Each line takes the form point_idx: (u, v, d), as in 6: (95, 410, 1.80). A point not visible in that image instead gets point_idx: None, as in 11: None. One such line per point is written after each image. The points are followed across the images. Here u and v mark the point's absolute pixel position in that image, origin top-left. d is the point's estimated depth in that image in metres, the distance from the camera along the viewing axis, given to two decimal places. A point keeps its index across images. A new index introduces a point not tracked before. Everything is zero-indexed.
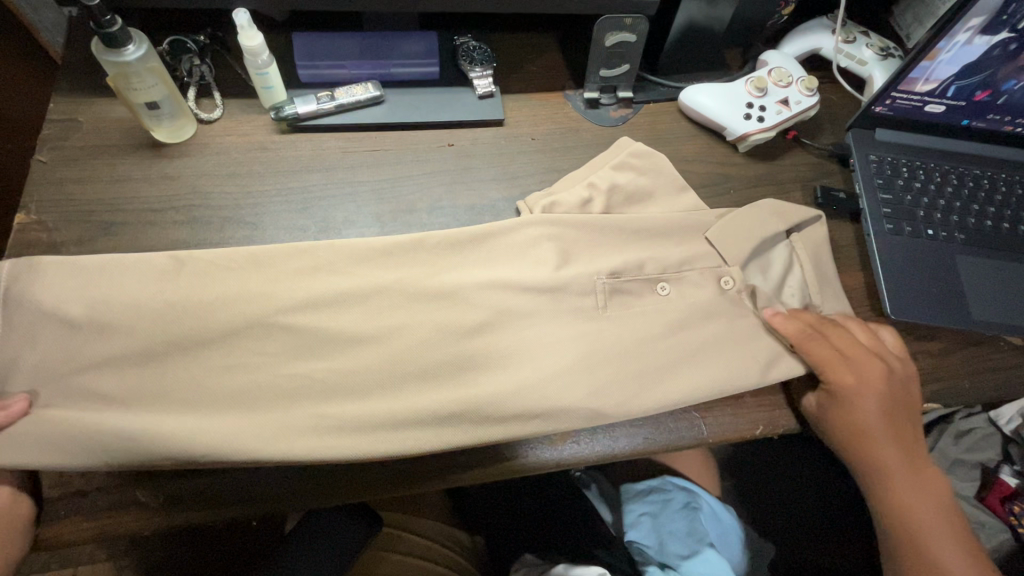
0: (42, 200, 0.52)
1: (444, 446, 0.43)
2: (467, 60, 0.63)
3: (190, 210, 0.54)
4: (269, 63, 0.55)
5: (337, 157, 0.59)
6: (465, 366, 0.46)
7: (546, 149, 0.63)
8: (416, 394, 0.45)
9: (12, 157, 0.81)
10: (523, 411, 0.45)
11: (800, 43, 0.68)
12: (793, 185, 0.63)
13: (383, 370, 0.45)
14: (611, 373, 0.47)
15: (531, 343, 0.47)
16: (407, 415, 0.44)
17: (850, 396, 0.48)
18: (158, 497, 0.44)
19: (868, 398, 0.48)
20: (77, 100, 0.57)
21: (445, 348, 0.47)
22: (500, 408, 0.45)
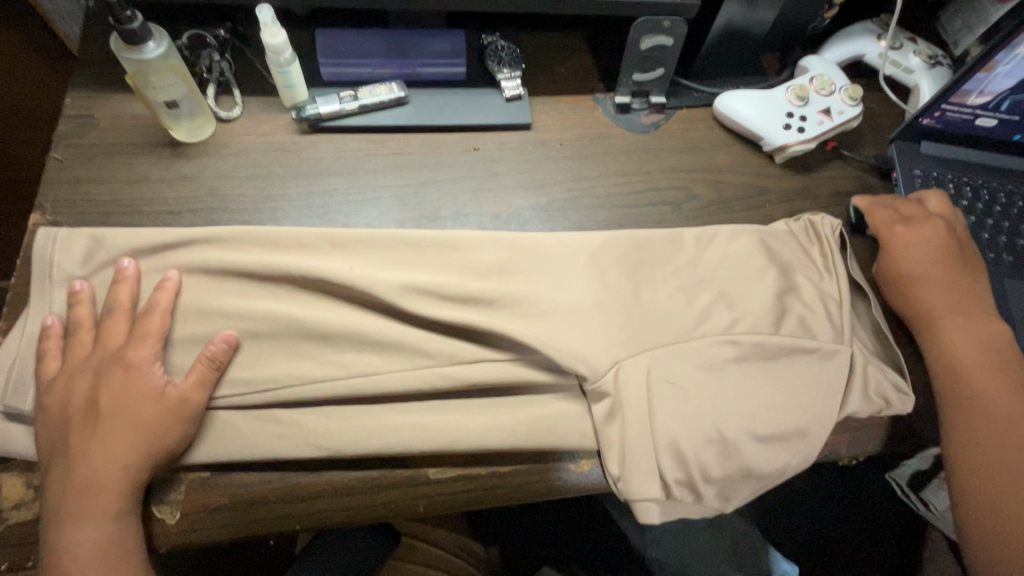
0: (57, 200, 0.50)
1: (500, 447, 0.45)
2: (494, 61, 0.61)
3: (208, 214, 0.52)
4: (292, 61, 0.53)
5: (359, 160, 0.57)
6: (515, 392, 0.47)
7: (575, 156, 0.60)
8: (477, 407, 0.46)
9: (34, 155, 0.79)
10: (573, 421, 0.47)
11: (843, 48, 0.65)
12: (832, 199, 0.60)
13: (425, 400, 0.46)
14: (667, 410, 0.46)
15: (563, 352, 0.46)
16: (477, 428, 0.45)
17: (940, 335, 0.49)
18: (175, 514, 0.42)
19: (971, 374, 0.47)
20: (93, 95, 0.55)
21: (485, 364, 0.46)
22: (557, 426, 0.46)
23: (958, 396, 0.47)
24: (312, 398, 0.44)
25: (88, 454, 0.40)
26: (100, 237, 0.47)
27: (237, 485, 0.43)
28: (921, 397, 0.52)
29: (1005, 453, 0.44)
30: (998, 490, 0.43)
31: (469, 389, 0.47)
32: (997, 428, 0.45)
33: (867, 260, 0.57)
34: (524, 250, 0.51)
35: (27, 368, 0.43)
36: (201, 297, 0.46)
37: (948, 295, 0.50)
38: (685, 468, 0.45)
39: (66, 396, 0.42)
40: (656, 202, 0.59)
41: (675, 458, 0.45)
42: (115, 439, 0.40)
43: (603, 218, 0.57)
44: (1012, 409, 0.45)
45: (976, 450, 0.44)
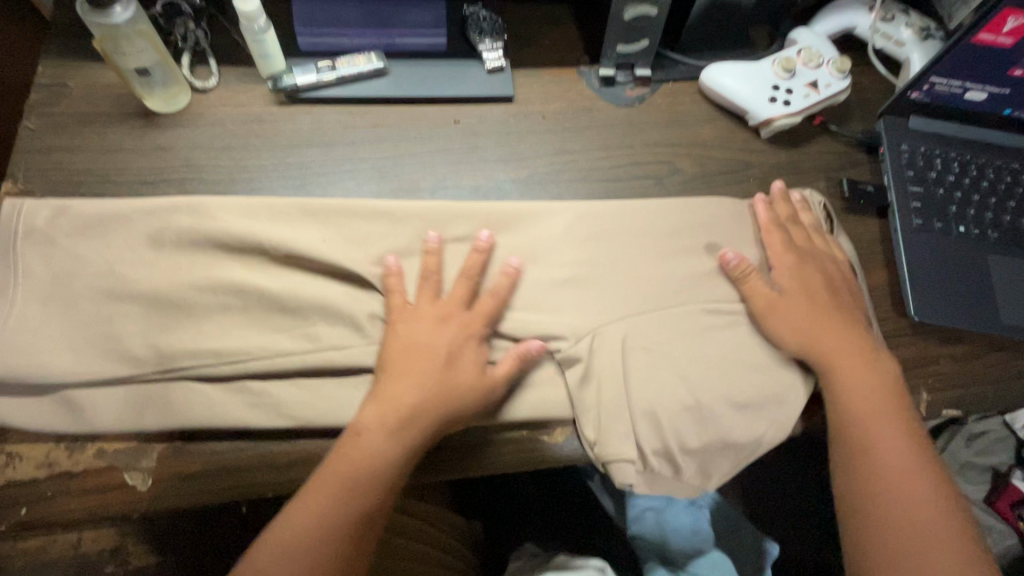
0: (29, 169, 0.50)
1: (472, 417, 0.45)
2: (476, 32, 0.59)
3: (183, 184, 0.51)
4: (267, 29, 0.52)
5: (337, 132, 0.56)
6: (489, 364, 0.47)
7: (556, 128, 0.59)
8: None
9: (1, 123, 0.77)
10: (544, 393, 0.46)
11: (834, 21, 0.64)
12: (817, 174, 0.60)
13: None
14: (642, 379, 0.46)
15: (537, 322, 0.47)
16: None
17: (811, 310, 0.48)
18: (146, 480, 0.42)
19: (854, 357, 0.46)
20: (67, 63, 0.54)
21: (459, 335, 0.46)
22: (530, 398, 0.46)
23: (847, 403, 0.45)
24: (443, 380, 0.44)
25: (340, 452, 0.41)
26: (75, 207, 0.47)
27: (210, 452, 0.43)
28: (899, 373, 0.51)
29: (894, 441, 0.44)
30: (898, 501, 0.42)
31: None
32: (885, 424, 0.44)
33: (851, 235, 0.57)
34: (503, 224, 0.51)
35: None
36: (174, 266, 0.46)
37: (812, 276, 0.49)
38: (662, 437, 0.45)
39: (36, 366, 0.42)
40: (638, 176, 0.58)
41: (652, 426, 0.45)
42: (387, 436, 0.42)
43: (584, 192, 0.57)
44: (870, 403, 0.45)
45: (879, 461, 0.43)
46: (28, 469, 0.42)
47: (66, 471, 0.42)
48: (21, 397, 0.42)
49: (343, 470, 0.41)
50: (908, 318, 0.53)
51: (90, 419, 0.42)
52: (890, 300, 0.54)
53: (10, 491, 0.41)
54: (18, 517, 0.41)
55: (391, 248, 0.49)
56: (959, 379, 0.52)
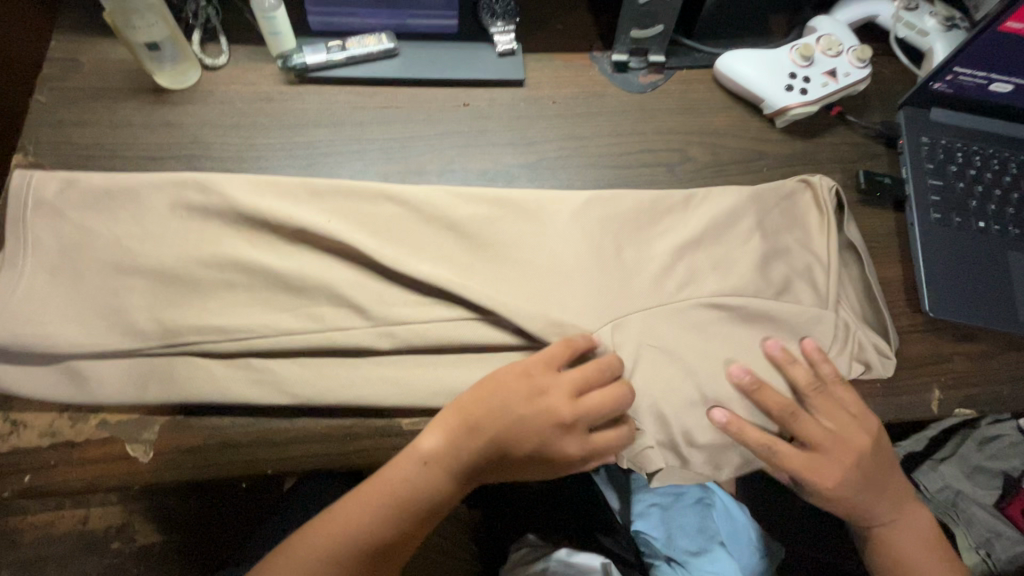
0: (40, 142, 0.50)
1: None
2: (488, 14, 0.59)
3: (191, 161, 0.52)
4: (277, 6, 0.52)
5: (346, 113, 0.56)
6: (490, 348, 0.47)
7: (567, 114, 0.59)
8: (452, 362, 0.46)
9: None
10: None
11: (855, 9, 0.62)
12: (833, 166, 0.58)
13: (398, 355, 0.46)
14: (644, 370, 0.46)
15: (541, 308, 0.46)
16: (452, 382, 0.45)
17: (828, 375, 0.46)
18: (148, 452, 0.42)
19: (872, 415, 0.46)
20: (79, 38, 0.54)
21: (461, 318, 0.46)
22: None
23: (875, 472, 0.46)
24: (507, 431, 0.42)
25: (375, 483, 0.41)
26: (86, 180, 0.47)
27: (212, 426, 0.43)
28: (912, 370, 0.50)
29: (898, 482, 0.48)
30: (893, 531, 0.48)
31: (410, 349, 0.45)
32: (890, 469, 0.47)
33: (866, 228, 0.55)
34: (510, 209, 0.50)
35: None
36: (181, 242, 0.46)
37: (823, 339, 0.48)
38: (667, 430, 0.45)
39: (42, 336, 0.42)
40: (649, 164, 0.57)
41: (655, 421, 0.45)
42: (434, 469, 0.41)
43: (593, 178, 0.56)
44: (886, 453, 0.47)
45: (880, 516, 0.48)
46: (31, 437, 0.42)
47: (69, 441, 0.42)
48: (26, 365, 0.43)
49: (383, 492, 0.41)
50: (923, 314, 0.52)
51: (94, 389, 0.42)
52: (904, 295, 0.53)
53: (14, 459, 0.41)
54: (20, 484, 0.41)
55: (396, 228, 0.49)
56: (974, 377, 0.50)
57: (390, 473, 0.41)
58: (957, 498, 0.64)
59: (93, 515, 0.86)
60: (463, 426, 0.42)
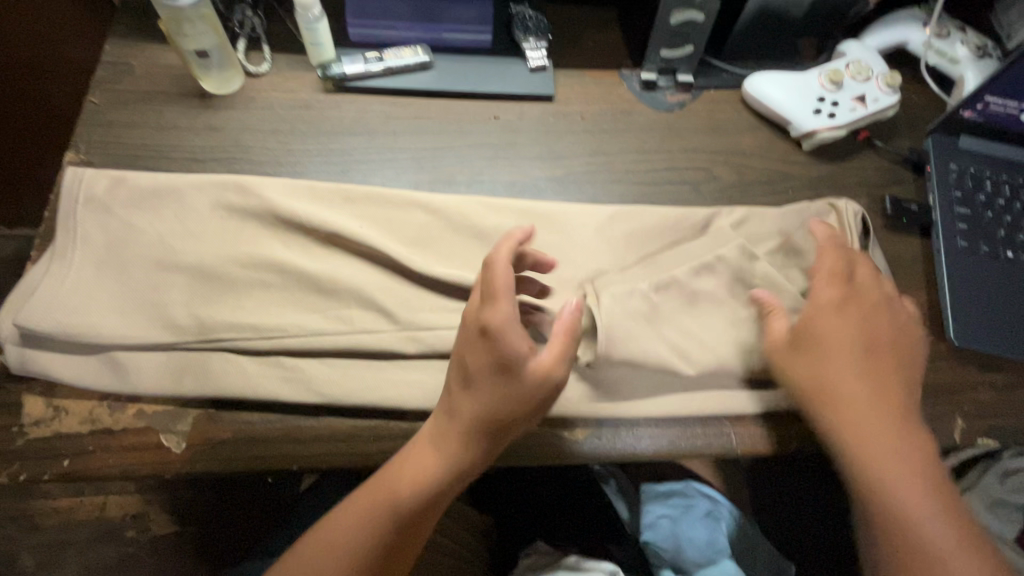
0: (91, 141, 0.52)
1: None
2: (521, 30, 0.60)
3: (231, 163, 0.54)
4: (320, 18, 0.54)
5: (380, 122, 0.57)
6: None
7: (595, 130, 0.60)
8: None
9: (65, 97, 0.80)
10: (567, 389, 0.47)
11: (885, 35, 0.63)
12: (859, 190, 0.58)
13: (423, 359, 0.47)
14: (656, 385, 0.48)
15: None
16: None
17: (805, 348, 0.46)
18: (181, 443, 0.44)
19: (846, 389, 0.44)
20: (132, 43, 0.57)
21: None
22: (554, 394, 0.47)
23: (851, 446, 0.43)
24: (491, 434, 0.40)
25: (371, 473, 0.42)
26: (138, 180, 0.49)
27: (244, 420, 0.45)
28: (935, 396, 0.50)
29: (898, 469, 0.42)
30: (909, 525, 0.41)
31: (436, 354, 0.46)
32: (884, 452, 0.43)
33: (892, 253, 0.55)
34: (537, 222, 0.52)
35: (45, 297, 0.44)
36: (220, 240, 0.48)
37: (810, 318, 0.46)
38: (668, 436, 0.48)
39: (87, 327, 0.44)
40: (674, 182, 0.58)
41: (658, 428, 0.48)
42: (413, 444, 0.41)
43: (618, 194, 0.57)
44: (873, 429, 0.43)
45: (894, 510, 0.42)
46: (71, 424, 0.43)
47: (106, 428, 0.43)
48: (68, 354, 0.44)
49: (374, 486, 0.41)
50: (948, 342, 0.51)
51: (132, 379, 0.44)
52: (928, 321, 0.53)
53: (52, 443, 0.43)
54: (56, 469, 0.42)
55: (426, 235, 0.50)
56: (998, 407, 0.50)
57: (382, 479, 0.41)
58: None
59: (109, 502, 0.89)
60: (444, 438, 0.40)
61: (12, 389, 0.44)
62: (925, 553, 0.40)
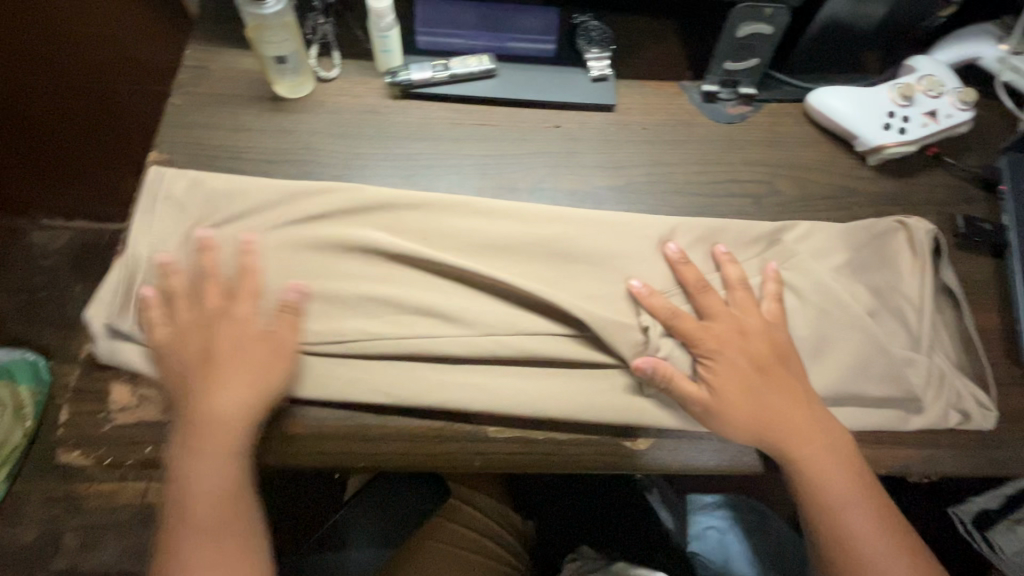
0: (172, 141, 0.55)
1: (559, 416, 0.46)
2: (585, 41, 0.61)
3: (302, 165, 0.55)
4: (392, 26, 0.55)
5: (445, 128, 0.59)
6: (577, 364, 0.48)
7: (655, 140, 0.60)
8: (540, 374, 0.47)
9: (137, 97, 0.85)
10: (631, 399, 0.46)
11: (958, 50, 0.61)
12: (928, 208, 0.57)
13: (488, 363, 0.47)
14: None
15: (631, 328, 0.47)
16: (540, 393, 0.46)
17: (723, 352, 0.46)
18: (255, 437, 0.45)
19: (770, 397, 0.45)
20: (210, 48, 0.59)
21: (551, 333, 0.47)
22: (618, 404, 0.46)
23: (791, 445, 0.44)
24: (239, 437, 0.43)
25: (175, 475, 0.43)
26: (218, 180, 0.51)
27: (313, 418, 0.46)
28: (1011, 421, 0.48)
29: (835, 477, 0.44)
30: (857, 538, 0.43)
31: (501, 359, 0.47)
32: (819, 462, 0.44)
33: (963, 274, 0.54)
34: (600, 230, 0.52)
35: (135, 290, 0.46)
36: (294, 240, 0.49)
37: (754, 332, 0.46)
38: (730, 452, 0.47)
39: (167, 320, 0.46)
40: (735, 194, 0.58)
41: (720, 443, 0.47)
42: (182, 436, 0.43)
43: (679, 205, 0.57)
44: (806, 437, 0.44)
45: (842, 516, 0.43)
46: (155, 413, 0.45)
47: (185, 418, 0.45)
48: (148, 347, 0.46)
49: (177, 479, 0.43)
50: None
51: None
52: (1001, 345, 0.51)
53: (138, 431, 0.45)
54: (141, 455, 0.45)
55: (491, 240, 0.51)
56: None
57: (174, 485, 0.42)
58: None
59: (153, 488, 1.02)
60: (201, 432, 0.42)
61: (97, 376, 0.46)
62: (857, 552, 0.42)
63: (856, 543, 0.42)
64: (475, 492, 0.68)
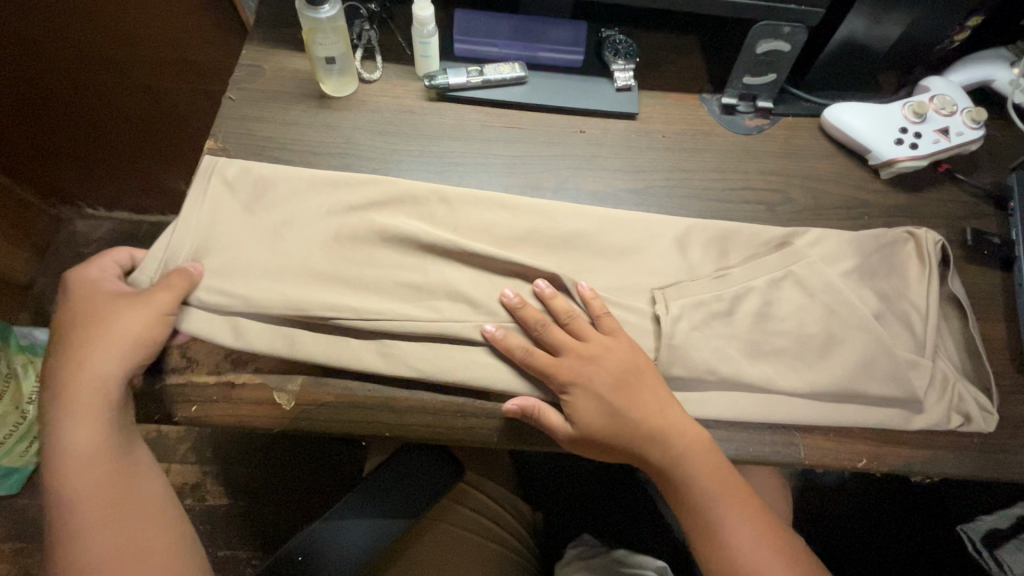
0: (227, 131, 0.59)
1: None
2: (611, 53, 0.64)
3: (343, 158, 0.59)
4: (433, 34, 0.59)
5: (476, 129, 0.62)
6: None
7: (674, 148, 0.63)
8: None
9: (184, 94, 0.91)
10: None
11: (972, 72, 0.64)
12: (938, 221, 0.59)
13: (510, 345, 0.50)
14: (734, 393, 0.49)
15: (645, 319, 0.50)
16: None
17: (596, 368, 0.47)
18: (290, 403, 0.49)
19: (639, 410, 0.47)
20: (264, 49, 0.64)
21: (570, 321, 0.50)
22: None
23: (672, 455, 0.46)
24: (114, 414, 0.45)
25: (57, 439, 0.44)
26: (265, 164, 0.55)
27: (344, 389, 0.49)
28: (1014, 427, 0.50)
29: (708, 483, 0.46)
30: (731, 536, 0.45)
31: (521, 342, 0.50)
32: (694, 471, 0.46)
33: (971, 285, 0.56)
34: (619, 228, 0.55)
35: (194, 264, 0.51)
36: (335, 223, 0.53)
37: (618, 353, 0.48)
38: (737, 445, 0.49)
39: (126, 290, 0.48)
40: (750, 201, 0.60)
41: (729, 435, 0.49)
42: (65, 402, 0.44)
43: (695, 209, 0.60)
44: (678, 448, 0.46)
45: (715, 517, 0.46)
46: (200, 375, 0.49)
47: (229, 380, 0.49)
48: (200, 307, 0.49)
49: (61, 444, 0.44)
50: None
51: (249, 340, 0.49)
52: (1007, 354, 0.53)
53: (185, 391, 0.49)
54: (188, 412, 0.48)
55: (516, 232, 0.54)
56: None
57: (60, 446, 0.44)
58: None
59: None
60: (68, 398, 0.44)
61: None
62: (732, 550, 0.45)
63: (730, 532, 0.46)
64: (486, 480, 0.70)
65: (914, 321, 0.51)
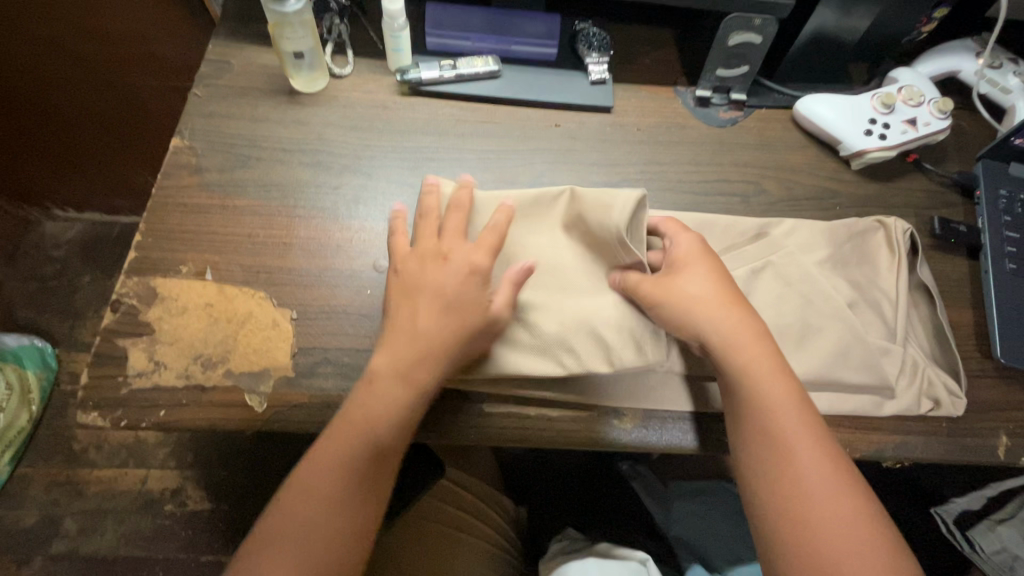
0: (194, 128, 0.58)
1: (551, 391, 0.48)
2: (584, 45, 0.64)
3: (314, 155, 0.58)
4: (404, 27, 0.58)
5: (450, 124, 0.62)
6: None
7: (650, 141, 0.63)
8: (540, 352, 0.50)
9: (152, 91, 0.89)
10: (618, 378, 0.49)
11: (938, 63, 0.65)
12: (907, 211, 0.60)
13: None
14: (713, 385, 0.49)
15: None
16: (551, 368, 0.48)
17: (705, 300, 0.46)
18: (262, 404, 0.47)
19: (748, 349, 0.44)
20: (231, 44, 0.63)
21: None
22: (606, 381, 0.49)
23: (770, 401, 0.42)
24: (360, 438, 0.42)
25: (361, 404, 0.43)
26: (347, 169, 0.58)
27: (317, 389, 0.48)
28: (982, 409, 0.51)
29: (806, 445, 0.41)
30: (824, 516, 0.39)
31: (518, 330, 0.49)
32: (794, 424, 0.42)
33: (939, 272, 0.57)
34: None
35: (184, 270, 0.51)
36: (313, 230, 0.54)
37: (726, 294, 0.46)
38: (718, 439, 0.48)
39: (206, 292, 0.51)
40: (724, 193, 0.61)
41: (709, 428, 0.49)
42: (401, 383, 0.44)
43: (671, 201, 0.60)
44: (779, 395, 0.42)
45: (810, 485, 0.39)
46: (168, 378, 0.47)
47: (199, 383, 0.47)
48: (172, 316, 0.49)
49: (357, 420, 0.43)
50: (992, 360, 0.53)
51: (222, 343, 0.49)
52: (973, 339, 0.54)
53: (152, 395, 0.47)
54: (152, 418, 0.46)
55: None
56: None
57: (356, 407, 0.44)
58: (1016, 563, 0.60)
59: (151, 476, 1.03)
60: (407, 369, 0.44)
61: (118, 342, 0.48)
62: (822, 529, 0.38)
63: (810, 499, 0.39)
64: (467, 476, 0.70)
65: (884, 308, 0.52)
